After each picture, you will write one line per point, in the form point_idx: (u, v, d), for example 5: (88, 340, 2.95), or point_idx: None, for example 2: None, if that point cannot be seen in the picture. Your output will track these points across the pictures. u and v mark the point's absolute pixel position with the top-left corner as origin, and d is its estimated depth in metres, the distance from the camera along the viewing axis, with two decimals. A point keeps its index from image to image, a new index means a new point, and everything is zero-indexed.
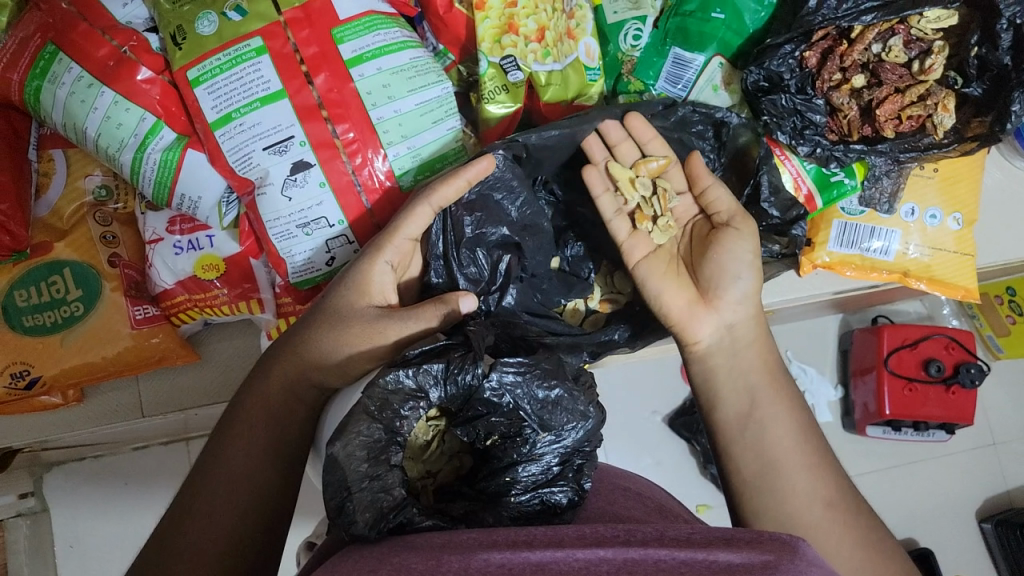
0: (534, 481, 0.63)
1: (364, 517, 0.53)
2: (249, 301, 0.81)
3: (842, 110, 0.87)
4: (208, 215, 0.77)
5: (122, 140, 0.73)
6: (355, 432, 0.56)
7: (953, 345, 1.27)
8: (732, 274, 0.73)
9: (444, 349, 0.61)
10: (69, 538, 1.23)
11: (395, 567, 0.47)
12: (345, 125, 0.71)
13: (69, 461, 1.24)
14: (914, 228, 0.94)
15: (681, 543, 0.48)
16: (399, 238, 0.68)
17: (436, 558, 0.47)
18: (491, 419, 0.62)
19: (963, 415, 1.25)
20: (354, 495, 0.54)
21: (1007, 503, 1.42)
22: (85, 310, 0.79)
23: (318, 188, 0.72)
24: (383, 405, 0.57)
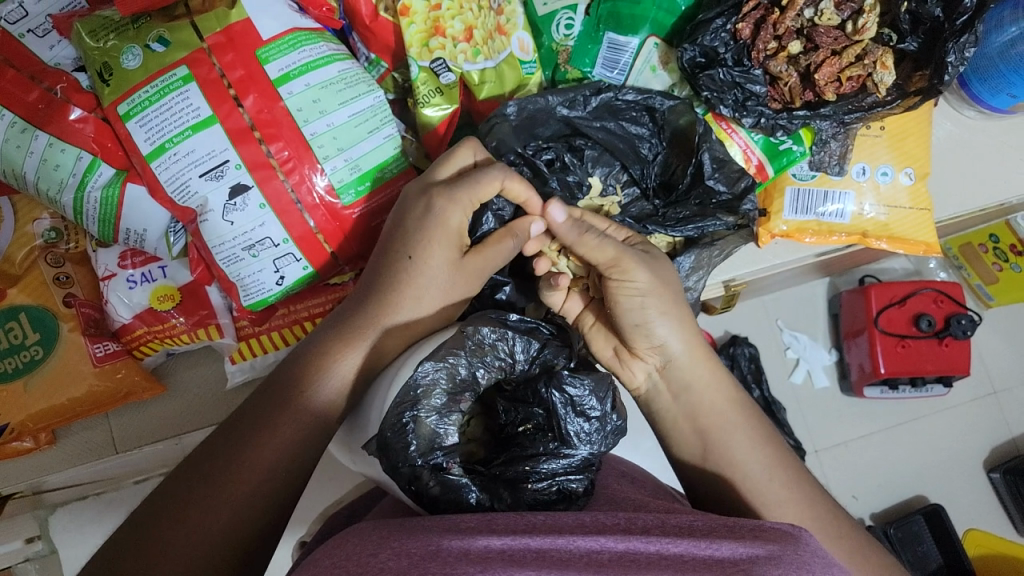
0: (555, 471, 0.66)
1: (417, 443, 0.60)
2: (207, 327, 0.81)
3: (782, 78, 0.87)
4: (156, 245, 0.78)
5: (62, 181, 0.73)
6: (445, 359, 0.63)
7: (942, 298, 1.27)
8: (636, 327, 0.70)
9: (531, 329, 0.69)
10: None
11: (395, 551, 0.50)
12: (278, 143, 0.71)
13: (71, 502, 1.24)
14: (867, 188, 0.94)
15: (684, 532, 0.54)
16: (471, 197, 0.68)
17: (434, 543, 0.50)
18: (535, 410, 0.68)
19: (958, 366, 1.26)
20: (418, 419, 0.60)
21: (1013, 450, 1.41)
22: (45, 353, 0.79)
23: (259, 210, 0.72)
24: (477, 350, 0.65)
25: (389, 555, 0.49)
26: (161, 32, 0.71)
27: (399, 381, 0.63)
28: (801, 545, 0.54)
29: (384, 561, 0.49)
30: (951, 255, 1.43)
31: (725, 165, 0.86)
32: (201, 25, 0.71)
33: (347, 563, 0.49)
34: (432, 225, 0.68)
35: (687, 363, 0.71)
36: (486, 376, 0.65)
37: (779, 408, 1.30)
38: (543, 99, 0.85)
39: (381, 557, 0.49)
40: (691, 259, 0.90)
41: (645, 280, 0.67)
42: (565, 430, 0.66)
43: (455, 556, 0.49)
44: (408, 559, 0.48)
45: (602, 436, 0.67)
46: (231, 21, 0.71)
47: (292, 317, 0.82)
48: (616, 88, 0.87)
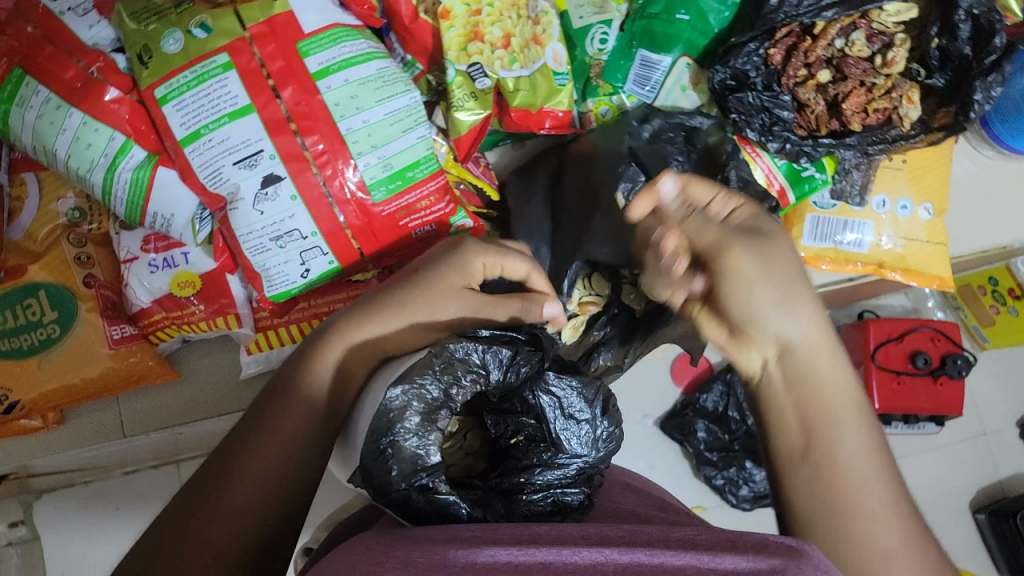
0: (549, 483, 0.64)
1: (398, 467, 0.56)
2: (226, 316, 0.81)
3: (809, 105, 0.89)
4: (181, 232, 0.77)
5: (92, 160, 0.73)
6: (415, 381, 0.58)
7: (939, 337, 1.28)
8: (746, 286, 0.54)
9: (512, 339, 0.64)
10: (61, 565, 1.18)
11: (400, 560, 0.49)
12: (314, 137, 0.72)
13: (58, 488, 1.19)
14: (886, 220, 0.95)
15: (683, 545, 0.51)
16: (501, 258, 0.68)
17: (439, 553, 0.50)
18: (524, 418, 0.66)
19: (951, 406, 1.27)
20: (395, 443, 0.57)
21: (1000, 492, 1.42)
22: (62, 332, 0.79)
23: (290, 201, 0.72)
24: (447, 367, 0.60)
25: (394, 564, 0.49)
26: (204, 18, 0.71)
27: (371, 407, 0.58)
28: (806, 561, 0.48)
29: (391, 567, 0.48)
30: (950, 295, 1.43)
31: (752, 186, 0.87)
32: (245, 14, 0.71)
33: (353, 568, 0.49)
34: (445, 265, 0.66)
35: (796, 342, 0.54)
36: (461, 392, 0.60)
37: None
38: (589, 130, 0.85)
39: (387, 566, 0.49)
40: None
41: (748, 268, 0.54)
42: (557, 435, 0.66)
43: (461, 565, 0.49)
44: (416, 568, 0.48)
45: (596, 440, 0.66)
46: (274, 13, 0.72)
47: (312, 310, 0.82)
48: (658, 118, 0.88)
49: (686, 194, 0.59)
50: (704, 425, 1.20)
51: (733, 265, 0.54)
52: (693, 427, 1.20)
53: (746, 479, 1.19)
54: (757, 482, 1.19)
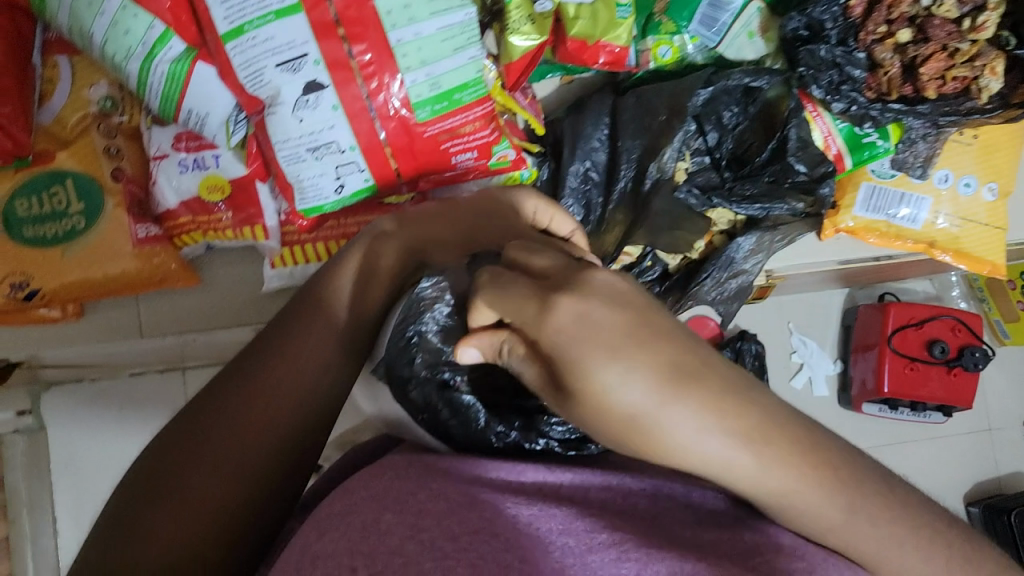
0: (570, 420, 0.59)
1: (424, 365, 0.60)
2: (253, 227, 0.79)
3: (884, 66, 0.82)
4: (214, 133, 0.74)
5: (129, 48, 0.69)
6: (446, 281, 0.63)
7: (959, 328, 1.24)
8: (631, 408, 0.36)
9: None
10: (65, 458, 1.21)
11: (434, 492, 0.45)
12: (362, 45, 0.68)
13: (68, 383, 1.19)
14: (945, 198, 0.91)
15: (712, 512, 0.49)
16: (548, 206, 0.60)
17: (469, 492, 0.45)
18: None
19: (961, 398, 1.23)
20: (421, 338, 0.64)
21: (997, 488, 1.40)
22: (87, 225, 0.77)
23: (330, 112, 0.69)
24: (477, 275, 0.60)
25: (428, 496, 0.44)
26: None
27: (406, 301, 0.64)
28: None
29: (422, 503, 0.44)
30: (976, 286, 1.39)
31: (806, 148, 0.86)
32: None
33: (384, 498, 0.45)
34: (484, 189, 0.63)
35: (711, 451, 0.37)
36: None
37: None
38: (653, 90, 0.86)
39: (421, 497, 0.44)
40: (751, 241, 0.88)
41: (642, 389, 0.36)
42: None
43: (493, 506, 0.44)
44: (447, 504, 0.43)
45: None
46: None
47: (340, 229, 0.79)
48: (722, 75, 0.85)
49: (515, 312, 0.40)
50: None
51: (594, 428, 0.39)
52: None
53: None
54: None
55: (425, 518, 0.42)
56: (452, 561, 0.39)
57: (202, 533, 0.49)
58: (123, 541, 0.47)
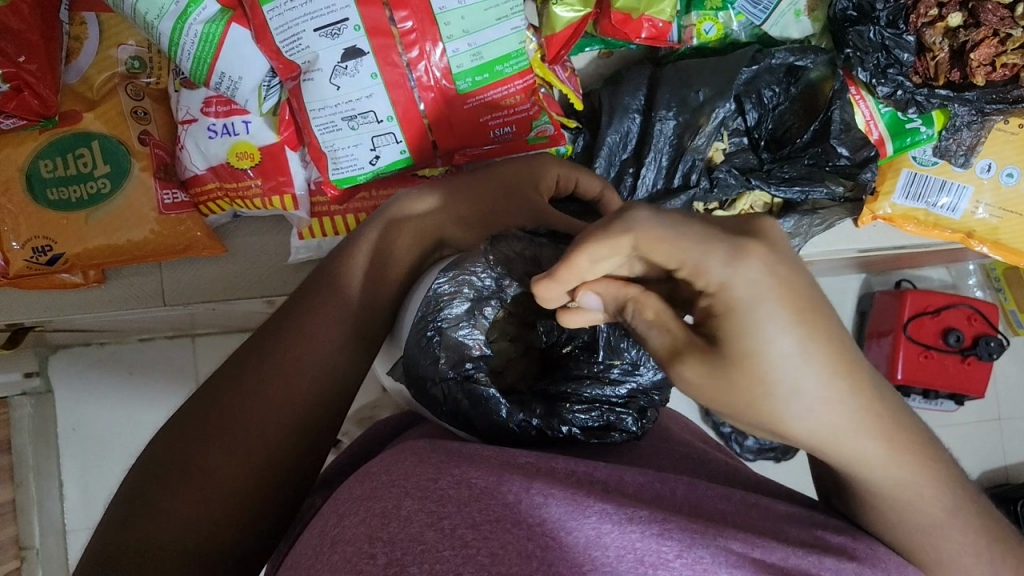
0: (600, 399, 0.54)
1: (445, 357, 0.51)
2: (282, 195, 0.77)
3: (932, 50, 0.80)
4: (247, 98, 0.72)
5: (163, 6, 0.67)
6: (469, 268, 0.52)
7: (976, 317, 1.22)
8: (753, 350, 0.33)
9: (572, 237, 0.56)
10: (73, 420, 1.20)
11: (456, 478, 0.41)
12: (404, 12, 0.65)
13: (73, 345, 1.19)
14: (987, 186, 0.89)
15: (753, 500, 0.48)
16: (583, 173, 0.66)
17: (497, 474, 0.41)
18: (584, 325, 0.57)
19: (971, 386, 1.21)
20: (442, 335, 0.51)
21: (1003, 478, 1.40)
22: (112, 188, 0.75)
23: (369, 79, 0.67)
24: (502, 260, 0.53)
25: (449, 483, 0.41)
26: None
27: (422, 292, 0.54)
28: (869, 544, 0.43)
29: (444, 489, 0.40)
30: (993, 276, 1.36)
31: (849, 131, 0.83)
32: None
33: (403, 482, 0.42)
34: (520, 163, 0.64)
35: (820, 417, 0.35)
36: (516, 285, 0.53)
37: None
38: (693, 65, 0.83)
39: (442, 484, 0.41)
40: (789, 223, 0.86)
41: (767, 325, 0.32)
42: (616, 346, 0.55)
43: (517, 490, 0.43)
44: (470, 490, 0.40)
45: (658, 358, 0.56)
46: None
47: (372, 202, 0.77)
48: (765, 54, 0.82)
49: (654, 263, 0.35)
50: None
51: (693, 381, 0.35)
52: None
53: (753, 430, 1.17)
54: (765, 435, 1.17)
55: (447, 505, 0.39)
56: (473, 549, 0.37)
57: (228, 504, 0.48)
58: (147, 510, 0.46)
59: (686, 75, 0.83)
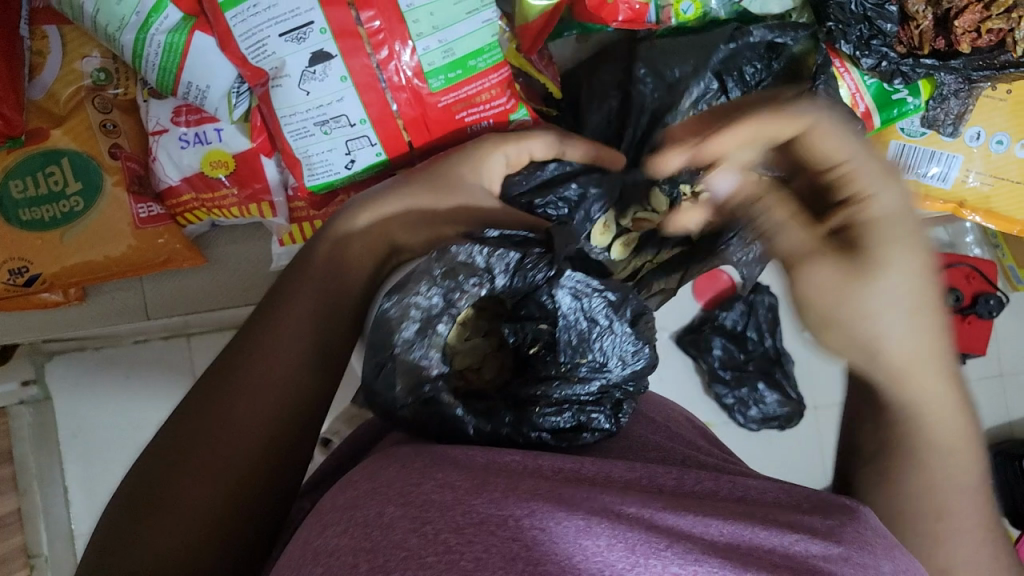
0: (570, 399, 0.56)
1: (402, 382, 0.50)
2: (260, 203, 0.76)
3: (916, 19, 0.78)
4: (216, 106, 0.70)
5: (123, 18, 0.66)
6: (414, 292, 0.49)
7: (975, 275, 1.21)
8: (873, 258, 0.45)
9: (523, 241, 0.55)
10: (72, 427, 1.16)
11: (440, 483, 0.41)
12: (371, 11, 0.64)
13: (69, 351, 1.14)
14: (977, 154, 0.87)
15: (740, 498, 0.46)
16: (523, 147, 0.64)
17: (481, 478, 0.41)
18: (542, 326, 0.56)
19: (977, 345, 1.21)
20: (397, 359, 0.50)
21: (1007, 433, 1.29)
22: (86, 205, 0.74)
23: (339, 82, 0.65)
24: (449, 273, 0.50)
25: (432, 487, 0.40)
26: None
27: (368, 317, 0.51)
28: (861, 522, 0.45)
29: (428, 492, 0.40)
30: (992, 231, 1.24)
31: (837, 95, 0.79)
32: None
33: (385, 490, 0.41)
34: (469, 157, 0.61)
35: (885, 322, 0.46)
36: (466, 297, 0.51)
37: (789, 361, 1.16)
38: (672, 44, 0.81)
39: (426, 489, 0.40)
40: None
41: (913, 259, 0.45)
42: (577, 345, 0.56)
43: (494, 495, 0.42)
44: (454, 492, 0.40)
45: (629, 351, 0.57)
46: None
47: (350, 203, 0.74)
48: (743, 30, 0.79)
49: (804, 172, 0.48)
50: (721, 343, 1.14)
51: (825, 283, 0.46)
52: (709, 344, 1.13)
53: (756, 401, 1.13)
54: (767, 404, 1.14)
55: (429, 510, 0.38)
56: (456, 554, 0.36)
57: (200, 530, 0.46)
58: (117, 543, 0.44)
59: (665, 55, 0.80)
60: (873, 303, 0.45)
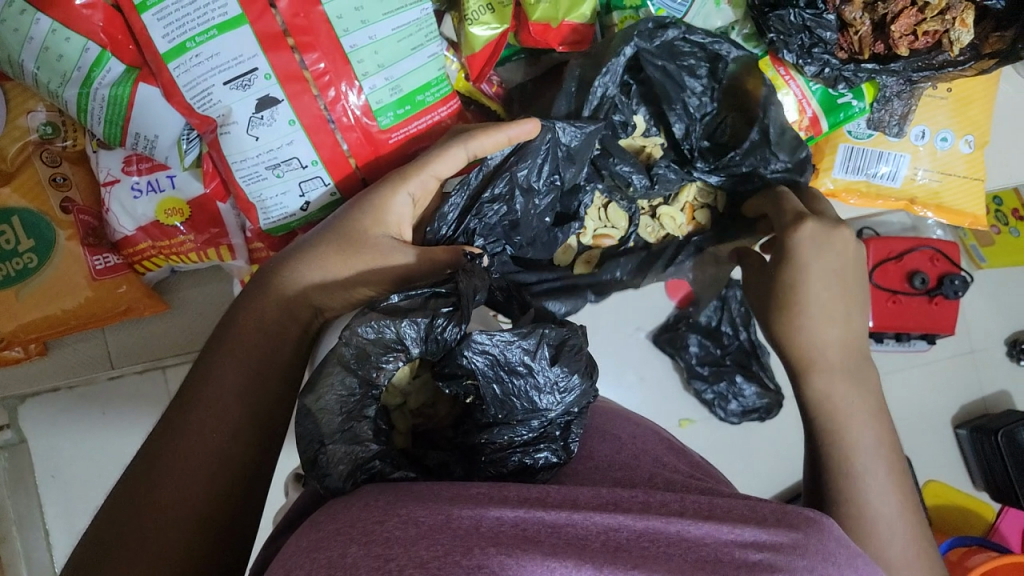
0: (517, 441, 0.60)
1: (342, 467, 0.52)
2: (218, 247, 0.76)
3: (854, 26, 0.79)
4: (167, 154, 0.71)
5: (65, 74, 0.65)
6: (328, 385, 0.53)
7: (937, 256, 1.19)
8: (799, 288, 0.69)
9: (430, 299, 0.57)
10: (50, 467, 0.98)
11: (404, 519, 0.43)
12: (314, 54, 0.63)
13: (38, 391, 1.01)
14: (923, 153, 0.90)
15: (703, 514, 0.48)
16: (426, 174, 0.65)
17: (444, 512, 0.44)
18: (469, 381, 0.59)
19: (943, 324, 1.19)
20: (327, 448, 0.52)
21: (982, 410, 1.32)
22: (40, 262, 0.74)
23: (288, 126, 0.65)
24: (360, 356, 0.54)
25: (396, 524, 0.43)
26: None
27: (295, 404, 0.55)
28: (823, 532, 0.48)
29: (389, 530, 0.42)
30: None
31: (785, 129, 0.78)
32: None
33: (350, 529, 0.43)
34: (371, 208, 0.64)
35: (820, 331, 0.69)
36: (384, 374, 0.54)
37: (765, 353, 1.19)
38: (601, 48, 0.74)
39: (388, 527, 0.43)
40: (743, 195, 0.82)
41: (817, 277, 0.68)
42: (506, 395, 0.58)
43: (466, 528, 0.43)
44: (417, 528, 0.42)
45: (560, 387, 0.59)
46: None
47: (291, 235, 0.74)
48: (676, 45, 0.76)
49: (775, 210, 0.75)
50: (697, 340, 1.17)
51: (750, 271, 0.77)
52: (685, 342, 1.16)
53: (735, 394, 1.17)
54: (745, 397, 1.17)
55: (392, 547, 0.41)
56: None
57: None
58: None
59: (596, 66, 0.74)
60: (807, 316, 0.69)
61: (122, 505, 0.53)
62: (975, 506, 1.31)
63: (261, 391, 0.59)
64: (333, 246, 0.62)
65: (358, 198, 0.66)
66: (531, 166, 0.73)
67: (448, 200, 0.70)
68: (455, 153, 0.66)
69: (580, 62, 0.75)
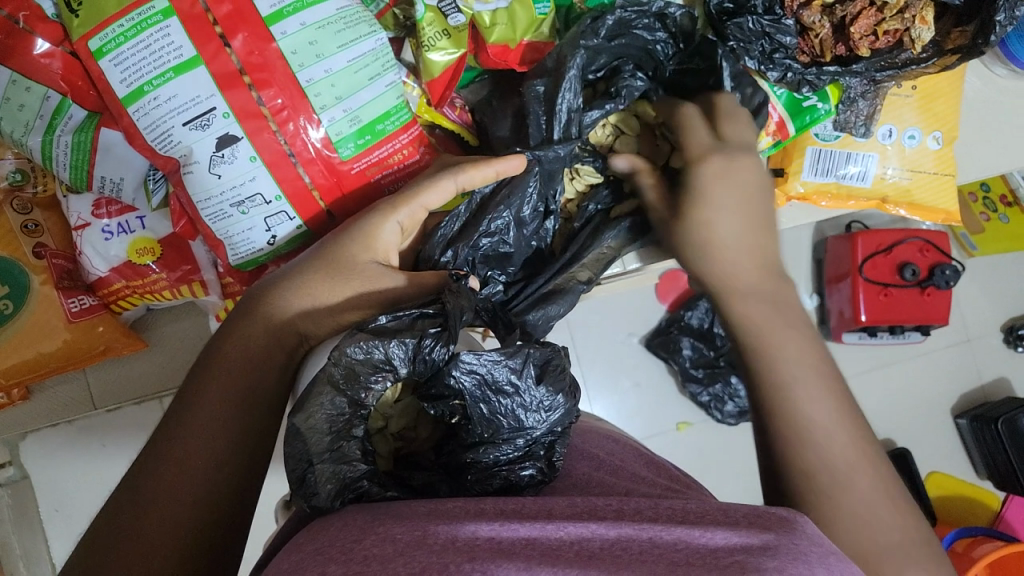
0: (501, 460, 0.59)
1: (330, 487, 0.53)
2: (191, 284, 0.77)
3: (813, 29, 0.80)
4: (134, 197, 0.73)
5: (27, 122, 0.66)
6: (317, 405, 0.53)
7: (928, 248, 1.17)
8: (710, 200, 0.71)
9: (416, 319, 0.57)
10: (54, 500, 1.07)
11: (381, 536, 0.44)
12: (271, 91, 0.64)
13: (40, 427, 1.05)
14: (891, 152, 0.91)
15: (677, 518, 0.48)
16: (416, 205, 0.66)
17: (421, 528, 0.44)
18: (456, 402, 0.59)
19: (937, 316, 1.18)
20: (316, 467, 0.52)
21: (982, 399, 1.32)
22: (15, 307, 0.75)
23: (249, 163, 0.66)
24: (349, 376, 0.53)
25: (374, 541, 0.43)
26: None
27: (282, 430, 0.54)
28: (796, 533, 0.47)
29: (367, 548, 0.42)
30: None
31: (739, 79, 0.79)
32: None
33: (328, 548, 0.43)
34: (360, 234, 0.64)
35: (733, 262, 0.71)
36: (372, 394, 0.54)
37: None
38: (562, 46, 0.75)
39: (365, 544, 0.43)
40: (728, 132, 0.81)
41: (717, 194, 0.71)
42: (491, 416, 0.58)
43: (442, 544, 0.43)
44: (393, 546, 0.42)
45: (545, 406, 0.59)
46: None
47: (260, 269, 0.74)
48: (626, 25, 0.76)
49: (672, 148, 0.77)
50: (690, 343, 1.21)
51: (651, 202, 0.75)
52: (678, 345, 1.21)
53: (732, 395, 1.21)
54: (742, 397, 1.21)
55: (369, 564, 0.41)
56: None
57: None
58: None
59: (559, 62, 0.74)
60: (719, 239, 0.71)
61: (105, 541, 0.53)
62: (973, 494, 1.30)
63: (248, 417, 0.59)
64: (317, 273, 0.63)
65: (342, 225, 0.67)
66: (520, 202, 0.74)
67: (441, 226, 0.73)
68: (444, 185, 0.67)
69: (540, 78, 0.75)
